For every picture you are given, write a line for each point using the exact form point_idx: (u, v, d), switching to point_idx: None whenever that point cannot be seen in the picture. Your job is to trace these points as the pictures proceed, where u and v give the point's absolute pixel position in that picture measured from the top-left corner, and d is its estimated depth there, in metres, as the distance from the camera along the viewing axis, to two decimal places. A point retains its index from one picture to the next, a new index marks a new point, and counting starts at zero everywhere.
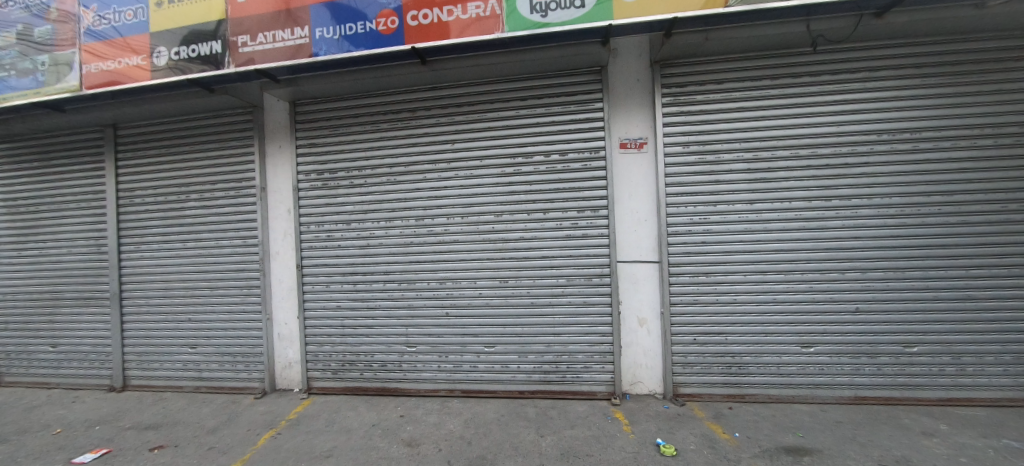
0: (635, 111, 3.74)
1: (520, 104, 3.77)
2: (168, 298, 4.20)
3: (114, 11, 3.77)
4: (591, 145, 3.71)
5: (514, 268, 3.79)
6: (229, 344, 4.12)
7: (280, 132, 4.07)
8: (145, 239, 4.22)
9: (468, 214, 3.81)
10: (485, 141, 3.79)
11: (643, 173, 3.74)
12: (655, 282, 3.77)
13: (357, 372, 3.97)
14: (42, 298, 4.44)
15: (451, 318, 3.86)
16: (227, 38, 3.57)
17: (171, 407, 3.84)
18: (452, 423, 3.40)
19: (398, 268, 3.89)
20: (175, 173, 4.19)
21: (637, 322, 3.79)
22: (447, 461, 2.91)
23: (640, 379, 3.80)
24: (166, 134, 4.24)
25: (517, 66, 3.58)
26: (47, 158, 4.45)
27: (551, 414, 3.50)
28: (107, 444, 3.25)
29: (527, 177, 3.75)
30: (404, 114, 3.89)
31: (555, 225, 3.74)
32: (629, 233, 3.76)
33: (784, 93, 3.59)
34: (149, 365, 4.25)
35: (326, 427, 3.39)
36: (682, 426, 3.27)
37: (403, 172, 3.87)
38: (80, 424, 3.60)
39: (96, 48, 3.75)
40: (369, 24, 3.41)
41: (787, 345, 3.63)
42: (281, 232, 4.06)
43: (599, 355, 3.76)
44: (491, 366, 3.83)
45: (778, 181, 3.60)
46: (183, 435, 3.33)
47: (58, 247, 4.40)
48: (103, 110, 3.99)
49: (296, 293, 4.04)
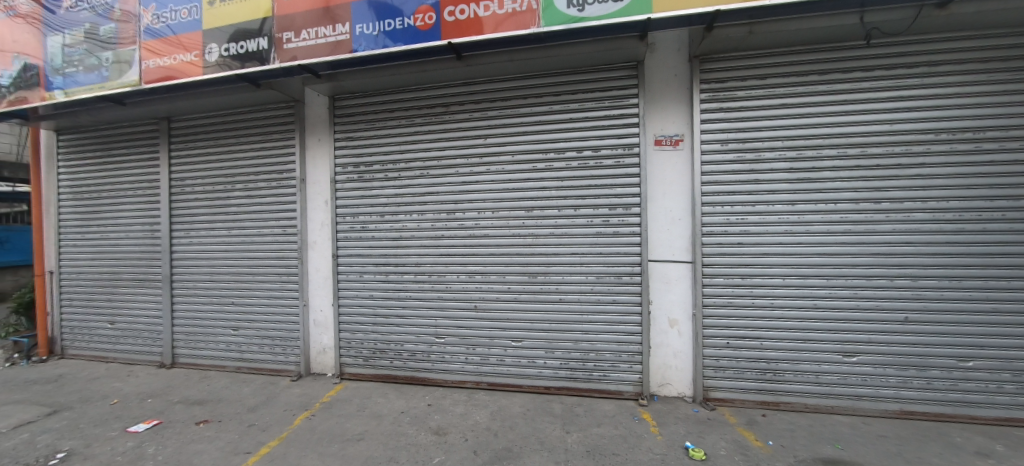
0: (671, 107, 3.65)
1: (554, 100, 3.75)
2: (214, 282, 4.44)
3: (170, 10, 4.00)
4: (625, 142, 3.65)
5: (544, 264, 3.78)
6: (268, 328, 4.31)
7: (319, 126, 4.21)
8: (194, 227, 4.46)
9: (499, 208, 3.83)
10: (518, 136, 3.80)
11: (678, 171, 3.65)
12: (688, 283, 3.67)
13: (387, 361, 4.08)
14: (103, 279, 4.77)
15: (480, 311, 3.90)
16: (272, 35, 3.72)
17: (215, 385, 4.06)
18: (478, 415, 3.44)
19: (430, 260, 3.96)
20: (222, 164, 4.41)
21: (668, 323, 3.71)
22: (474, 451, 2.95)
23: (668, 381, 3.73)
24: (214, 127, 4.47)
25: (552, 61, 3.56)
26: (109, 149, 4.78)
27: (578, 411, 3.49)
28: (159, 416, 3.48)
29: (559, 173, 3.74)
30: (438, 109, 3.95)
31: (586, 221, 3.71)
32: (661, 232, 3.68)
33: (832, 89, 3.42)
34: (195, 344, 4.50)
35: (356, 412, 3.49)
36: (712, 430, 3.19)
37: (436, 166, 3.93)
38: (135, 396, 3.86)
39: (154, 45, 3.99)
40: (407, 20, 3.47)
41: (828, 353, 3.46)
42: (318, 222, 4.20)
43: (628, 354, 3.71)
44: (518, 361, 3.85)
45: (823, 181, 3.44)
46: (226, 412, 3.52)
47: (117, 231, 4.72)
48: (159, 104, 4.23)
49: (331, 282, 4.18)
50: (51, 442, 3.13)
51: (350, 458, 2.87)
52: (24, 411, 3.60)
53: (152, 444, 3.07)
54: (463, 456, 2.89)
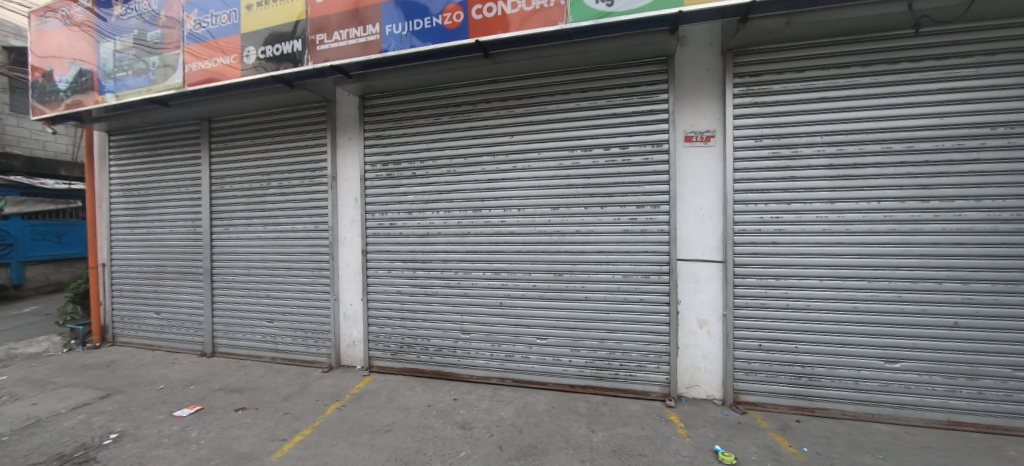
0: (702, 103, 3.57)
1: (581, 97, 3.72)
2: (250, 276, 4.63)
3: (211, 15, 4.18)
4: (654, 139, 3.59)
5: (570, 261, 3.77)
6: (301, 321, 4.46)
7: (349, 125, 4.31)
8: (232, 223, 4.67)
9: (525, 206, 3.84)
10: (544, 133, 3.79)
11: (709, 168, 3.56)
12: (718, 283, 3.58)
13: (414, 355, 4.15)
14: (149, 271, 5.06)
15: (505, 308, 3.92)
16: (306, 37, 3.84)
17: (252, 374, 4.24)
18: (504, 411, 3.46)
19: (456, 256, 4.01)
20: (258, 163, 4.59)
21: (697, 324, 3.63)
22: (499, 446, 2.97)
23: (697, 383, 3.65)
24: (251, 127, 4.65)
25: (580, 57, 3.53)
26: (155, 148, 5.05)
27: (603, 410, 3.46)
28: (201, 402, 3.66)
29: (586, 171, 3.71)
30: (465, 107, 3.98)
31: (613, 219, 3.67)
32: (691, 230, 3.60)
33: (875, 82, 3.26)
34: (233, 334, 4.71)
35: (385, 404, 3.58)
36: (743, 435, 3.10)
37: (462, 163, 3.97)
38: (179, 382, 4.08)
39: (196, 49, 4.18)
40: (435, 19, 3.51)
41: (868, 358, 3.31)
42: (348, 219, 4.31)
43: (655, 354, 3.65)
44: (544, 358, 3.85)
45: (866, 178, 3.28)
46: (262, 400, 3.67)
47: (162, 226, 4.99)
48: (201, 105, 4.44)
49: (361, 276, 4.29)
50: (105, 422, 3.35)
51: (379, 449, 2.94)
52: (81, 394, 3.86)
53: (195, 429, 3.24)
54: (489, 451, 2.91)
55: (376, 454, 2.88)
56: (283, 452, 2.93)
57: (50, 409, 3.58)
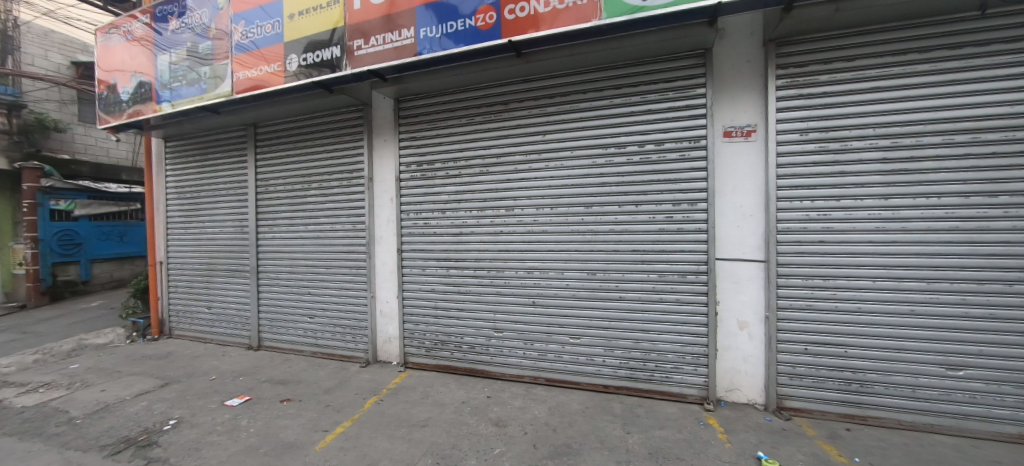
0: (743, 96, 3.45)
1: (614, 94, 3.67)
2: (292, 273, 4.84)
3: (256, 26, 4.40)
4: (691, 135, 3.49)
5: (604, 260, 3.73)
6: (340, 317, 4.62)
7: (385, 127, 4.43)
8: (275, 223, 4.90)
9: (557, 205, 3.83)
10: (577, 132, 3.76)
11: (750, 163, 3.44)
12: (760, 284, 3.45)
13: (448, 352, 4.22)
14: (201, 269, 5.38)
15: (537, 307, 3.92)
16: (344, 43, 3.97)
17: (295, 367, 4.43)
18: (537, 409, 3.46)
19: (488, 255, 4.05)
20: (300, 165, 4.80)
21: (737, 325, 3.51)
22: (534, 444, 2.97)
23: (737, 386, 3.53)
24: (293, 131, 4.86)
25: (614, 53, 3.49)
26: (206, 153, 5.37)
27: (638, 412, 3.40)
28: (249, 392, 3.87)
29: (620, 168, 3.65)
30: (497, 107, 4.01)
31: (648, 218, 3.60)
32: (730, 229, 3.49)
33: (934, 69, 3.05)
34: (277, 329, 4.93)
35: (420, 399, 3.66)
36: (789, 442, 2.97)
37: (494, 162, 4.00)
38: (229, 373, 4.32)
39: (243, 59, 4.41)
40: (468, 21, 3.56)
41: (928, 365, 3.08)
42: (384, 219, 4.43)
43: (692, 356, 3.55)
44: (577, 358, 3.82)
45: (924, 172, 3.07)
46: (306, 392, 3.83)
47: (212, 226, 5.30)
48: (247, 112, 4.68)
49: (396, 274, 4.40)
50: (165, 409, 3.59)
51: (416, 443, 3.01)
52: (143, 382, 4.16)
53: (245, 417, 3.43)
54: (523, 449, 2.92)
55: (414, 448, 2.95)
56: (326, 442, 3.05)
57: (117, 395, 3.88)
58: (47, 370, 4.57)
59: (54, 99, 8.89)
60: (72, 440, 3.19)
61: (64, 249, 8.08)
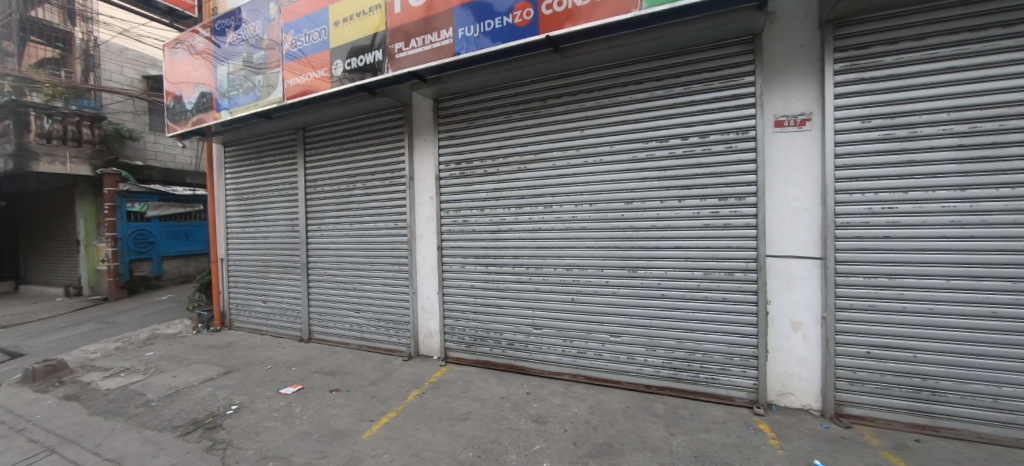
0: (796, 83, 3.26)
1: (656, 85, 3.56)
2: (338, 269, 5.07)
3: (304, 34, 4.62)
4: (739, 126, 3.34)
5: (645, 257, 3.64)
6: (384, 312, 4.79)
7: (424, 127, 4.54)
8: (323, 221, 5.15)
9: (596, 201, 3.77)
10: (617, 126, 3.69)
11: (805, 154, 3.24)
12: (817, 283, 3.25)
13: (487, 348, 4.28)
14: (256, 265, 5.76)
15: (577, 305, 3.89)
16: (385, 47, 4.10)
17: (343, 359, 4.65)
18: (577, 407, 3.44)
19: (527, 253, 4.06)
20: (345, 166, 5.01)
21: (790, 326, 3.33)
22: (574, 442, 2.96)
23: (790, 390, 3.35)
24: (338, 134, 5.08)
25: (655, 44, 3.39)
26: (260, 157, 5.71)
27: (682, 414, 3.29)
28: (301, 382, 4.10)
29: (661, 162, 3.55)
30: (534, 104, 4.01)
31: (692, 213, 3.48)
32: (781, 224, 3.32)
33: (1021, 44, 2.73)
34: (325, 323, 5.19)
35: (461, 394, 3.73)
36: (849, 451, 2.77)
37: (532, 159, 4.01)
38: (283, 363, 4.60)
39: (293, 66, 4.66)
40: (506, 19, 3.59)
41: (1014, 373, 2.78)
42: (424, 217, 4.55)
43: (740, 357, 3.40)
44: (617, 356, 3.75)
45: (1009, 160, 2.77)
46: (353, 383, 4.01)
47: (266, 225, 5.64)
48: (297, 116, 4.93)
49: (436, 271, 4.50)
50: (228, 395, 3.88)
51: (457, 436, 3.07)
52: (208, 369, 4.51)
53: (298, 405, 3.63)
54: (563, 446, 2.91)
55: (455, 440, 3.01)
56: (373, 432, 3.18)
57: (186, 381, 4.23)
58: (127, 356, 5.05)
59: (129, 111, 9.75)
60: (150, 420, 3.51)
61: (139, 247, 8.87)
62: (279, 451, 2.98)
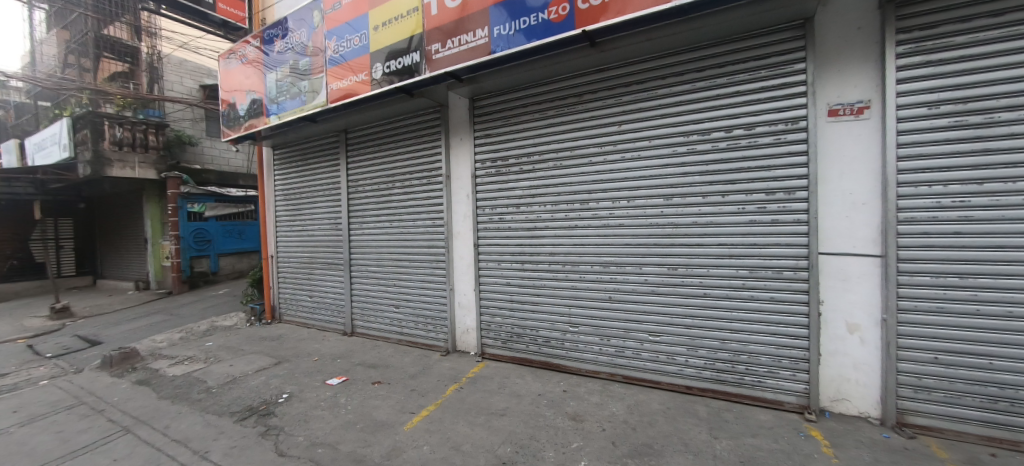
0: (852, 69, 3.06)
1: (698, 77, 3.45)
2: (379, 266, 5.26)
3: (345, 40, 4.81)
4: (788, 116, 3.17)
5: (686, 255, 3.54)
6: (422, 308, 4.92)
7: (460, 126, 4.62)
8: (364, 220, 5.35)
9: (634, 197, 3.70)
10: (656, 120, 3.61)
11: (863, 145, 3.04)
12: (876, 283, 3.03)
13: (523, 345, 4.30)
14: (302, 262, 6.07)
15: (614, 303, 3.84)
16: (422, 48, 4.20)
17: (384, 353, 4.81)
18: (615, 407, 3.40)
19: (563, 250, 4.05)
20: (384, 166, 5.18)
21: (845, 328, 3.15)
22: (612, 441, 2.93)
23: (845, 396, 3.16)
24: (378, 135, 5.25)
25: (696, 34, 3.28)
26: (305, 159, 6.01)
27: (726, 417, 3.18)
28: (346, 374, 4.29)
29: (703, 156, 3.44)
30: (570, 100, 3.98)
31: (736, 209, 3.35)
32: (835, 219, 3.14)
33: None
34: (367, 318, 5.39)
35: (498, 389, 3.78)
36: (914, 463, 2.58)
37: (568, 156, 3.98)
38: (328, 355, 4.82)
39: (335, 71, 4.86)
40: (541, 15, 3.58)
41: None
42: (461, 215, 4.64)
43: (789, 360, 3.24)
44: (657, 356, 3.67)
45: None
46: (393, 376, 4.15)
47: (311, 224, 5.93)
48: (339, 119, 5.15)
49: (473, 267, 4.58)
50: (279, 384, 4.11)
51: (495, 431, 3.12)
52: (261, 359, 4.81)
53: (343, 396, 3.80)
54: (602, 445, 2.89)
55: (493, 435, 3.06)
56: (413, 423, 3.28)
57: (242, 370, 4.53)
58: (189, 346, 5.47)
59: (188, 118, 10.52)
60: (210, 405, 3.78)
61: (198, 245, 9.56)
62: (327, 438, 3.13)
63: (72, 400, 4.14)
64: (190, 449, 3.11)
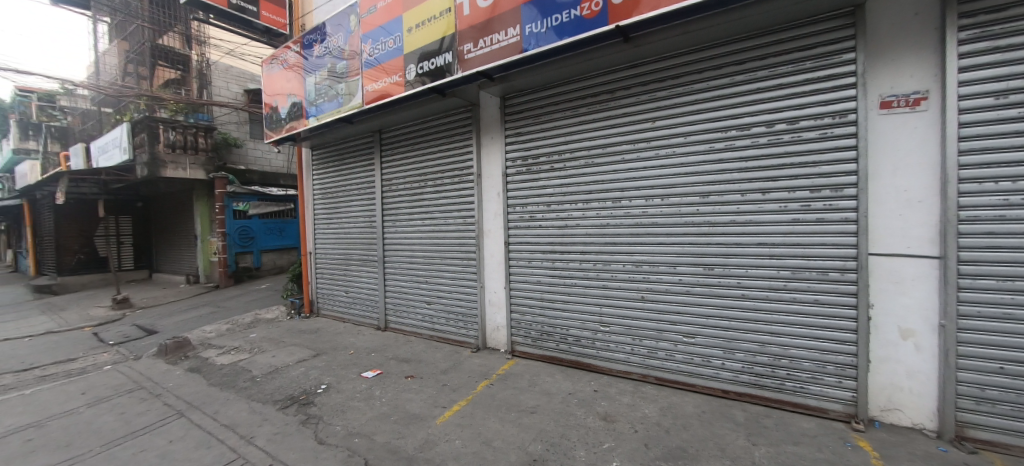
0: (908, 59, 2.87)
1: (736, 70, 3.35)
2: (411, 263, 5.39)
3: (380, 43, 4.95)
4: (835, 109, 3.02)
5: (723, 255, 3.44)
6: (453, 305, 5.01)
7: (492, 125, 4.66)
8: (398, 217, 5.49)
9: (669, 195, 3.63)
10: (691, 115, 3.52)
11: (919, 138, 2.85)
12: (933, 286, 2.84)
13: (553, 343, 4.31)
14: (339, 259, 6.30)
15: (647, 302, 3.78)
16: (455, 48, 4.26)
17: (416, 348, 4.94)
18: (647, 408, 3.35)
19: (594, 248, 4.02)
20: (417, 165, 5.30)
21: (897, 334, 2.96)
22: (645, 443, 2.89)
23: (896, 405, 2.99)
24: (410, 134, 5.37)
25: (735, 25, 3.17)
26: (341, 160, 6.23)
27: (765, 423, 3.07)
28: (380, 367, 4.42)
29: (742, 153, 3.32)
30: (602, 97, 3.94)
31: (778, 207, 3.22)
32: (886, 218, 2.96)
33: None
34: (400, 313, 5.54)
35: (528, 387, 3.80)
36: None
37: (600, 154, 3.95)
38: (363, 349, 4.99)
39: (371, 73, 5.02)
40: (573, 12, 3.56)
41: None
42: (491, 213, 4.69)
43: (835, 366, 3.08)
44: (691, 358, 3.59)
45: None
46: (426, 371, 4.25)
47: (347, 222, 6.15)
48: (374, 119, 5.30)
49: (503, 265, 4.62)
50: (317, 375, 4.30)
51: (526, 428, 3.14)
52: (301, 351, 5.04)
53: (378, 388, 3.93)
54: (634, 447, 2.85)
55: (524, 432, 3.08)
56: (445, 418, 3.35)
57: (283, 360, 4.75)
58: (234, 337, 5.80)
59: (234, 121, 11.09)
60: (255, 393, 4.00)
61: (242, 241, 10.07)
62: (363, 429, 3.24)
63: (132, 384, 4.48)
64: (238, 433, 3.30)
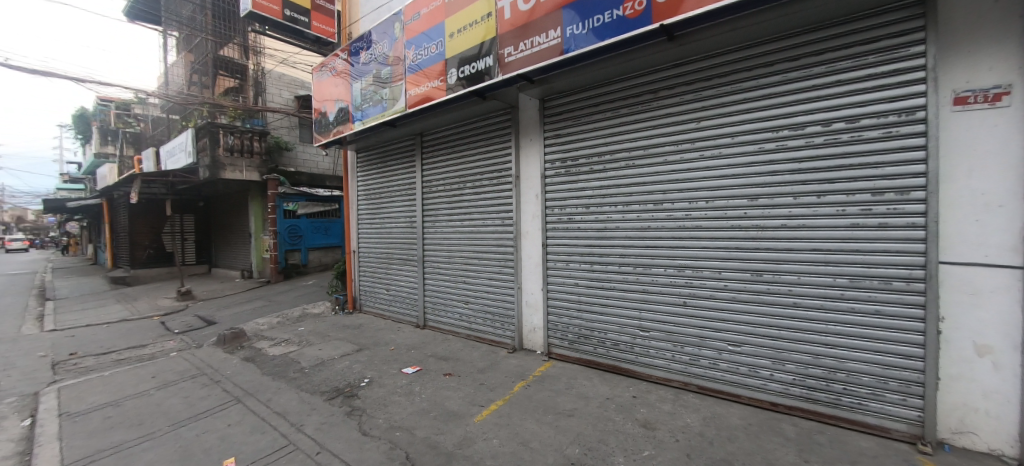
0: (988, 50, 2.63)
1: (790, 67, 3.20)
2: (449, 262, 5.52)
3: (422, 48, 5.10)
4: (901, 107, 2.81)
5: (772, 261, 3.30)
6: (490, 305, 5.09)
7: (531, 127, 4.69)
8: (437, 218, 5.64)
9: (714, 198, 3.52)
10: (740, 115, 3.39)
11: (1002, 137, 2.60)
12: (1015, 298, 2.58)
13: (591, 346, 4.28)
14: (380, 257, 6.55)
15: (689, 308, 3.68)
16: (495, 52, 4.32)
17: (454, 347, 5.05)
18: (689, 418, 3.26)
19: (634, 252, 3.96)
20: (456, 167, 5.42)
21: (972, 350, 2.72)
22: (687, 453, 2.81)
23: (970, 428, 2.74)
24: (450, 137, 5.50)
25: (790, 20, 3.03)
26: (384, 162, 6.46)
27: (819, 440, 2.91)
28: (420, 364, 4.57)
29: (795, 154, 3.17)
30: (644, 97, 3.88)
31: (835, 212, 3.05)
32: (960, 224, 2.73)
33: None
34: (438, 312, 5.68)
35: (565, 390, 3.79)
36: None
37: (642, 155, 3.89)
38: (403, 346, 5.16)
39: (414, 78, 5.19)
40: (617, 12, 3.52)
41: None
42: (529, 214, 4.73)
43: (898, 382, 2.87)
44: (736, 367, 3.46)
45: None
46: (463, 369, 4.34)
47: (388, 222, 6.38)
48: (416, 123, 5.47)
49: (541, 267, 4.64)
50: (361, 369, 4.49)
51: (564, 431, 3.14)
52: (345, 346, 5.27)
53: (417, 384, 4.05)
54: (675, 456, 2.79)
55: (561, 435, 3.08)
56: (484, 416, 3.40)
57: (329, 354, 5.00)
58: (284, 329, 6.15)
59: (286, 126, 11.77)
60: (304, 384, 4.23)
61: (291, 239, 10.65)
62: (404, 423, 3.36)
63: (195, 370, 4.86)
64: (289, 421, 3.51)
